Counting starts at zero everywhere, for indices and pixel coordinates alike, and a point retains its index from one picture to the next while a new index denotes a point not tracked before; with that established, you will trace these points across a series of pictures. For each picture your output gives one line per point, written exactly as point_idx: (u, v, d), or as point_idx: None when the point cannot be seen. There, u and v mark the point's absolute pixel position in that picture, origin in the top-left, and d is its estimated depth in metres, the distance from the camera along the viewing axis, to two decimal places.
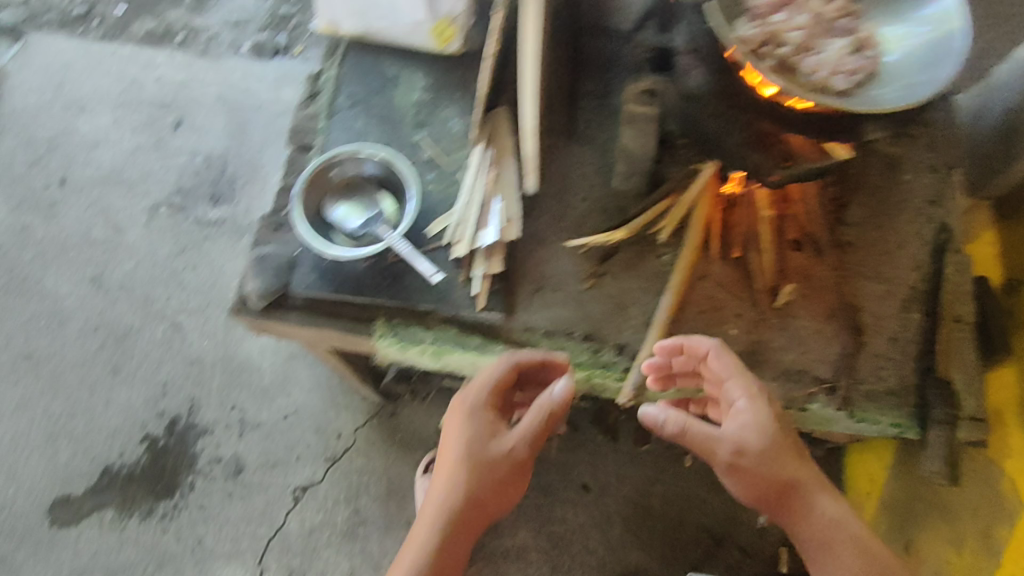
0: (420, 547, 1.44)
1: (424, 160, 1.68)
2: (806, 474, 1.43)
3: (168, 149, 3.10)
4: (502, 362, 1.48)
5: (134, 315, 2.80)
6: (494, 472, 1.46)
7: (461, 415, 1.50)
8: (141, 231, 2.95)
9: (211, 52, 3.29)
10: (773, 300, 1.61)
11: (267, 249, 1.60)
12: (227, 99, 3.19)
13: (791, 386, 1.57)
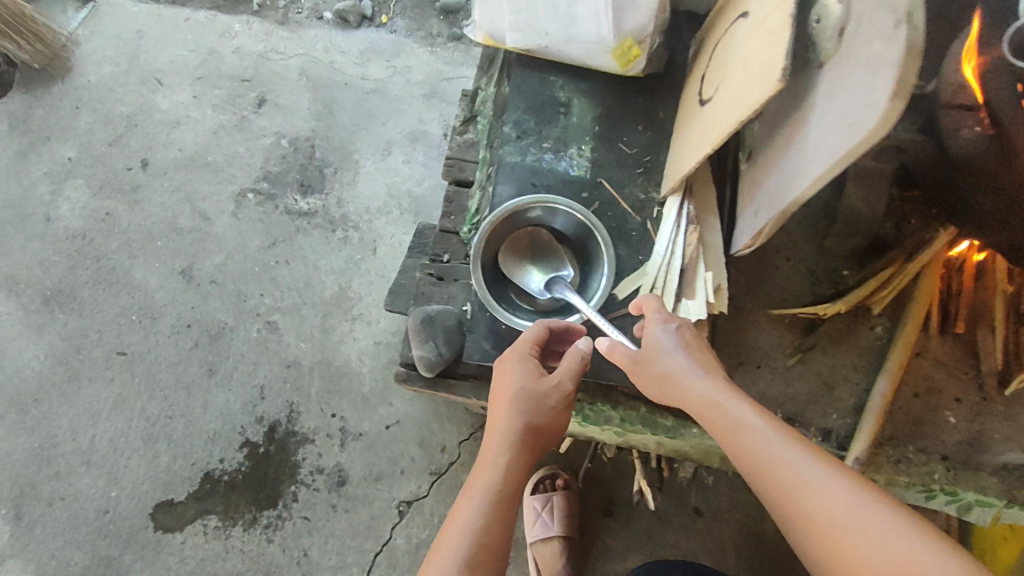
0: (477, 514, 1.07)
1: (606, 206, 1.48)
2: (826, 473, 0.94)
3: (251, 130, 2.57)
4: (534, 324, 1.30)
5: (227, 313, 2.35)
6: (547, 399, 1.19)
7: (513, 359, 1.24)
8: (230, 221, 2.46)
9: (291, 19, 2.71)
10: (1001, 386, 1.44)
11: (434, 308, 1.43)
12: (311, 76, 2.63)
13: (1011, 483, 1.39)
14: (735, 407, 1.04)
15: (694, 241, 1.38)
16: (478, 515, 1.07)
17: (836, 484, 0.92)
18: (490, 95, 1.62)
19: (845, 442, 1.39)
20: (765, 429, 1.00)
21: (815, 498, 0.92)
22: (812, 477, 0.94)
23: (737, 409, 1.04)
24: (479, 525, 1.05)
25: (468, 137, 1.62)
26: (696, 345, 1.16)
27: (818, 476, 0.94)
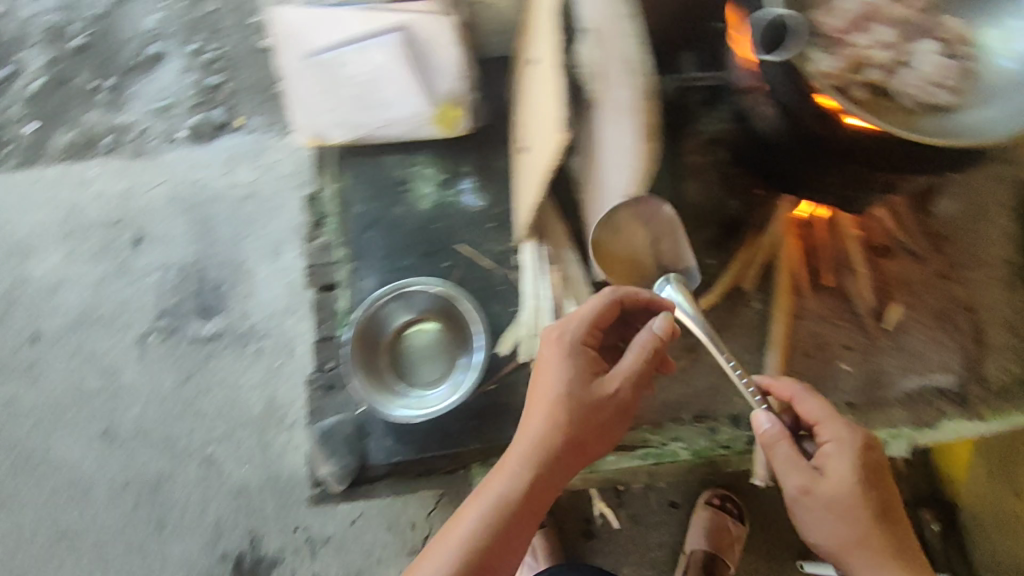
0: (466, 535, 1.09)
1: (467, 270, 1.50)
2: (820, 515, 1.09)
3: (133, 271, 2.27)
4: (601, 298, 1.18)
5: (161, 461, 2.14)
6: (598, 414, 1.13)
7: (560, 352, 1.15)
8: (137, 369, 2.20)
9: (145, 146, 2.34)
10: (880, 322, 1.49)
11: (331, 422, 1.44)
12: (182, 198, 2.30)
13: (918, 408, 1.47)
14: (836, 452, 1.10)
15: (557, 282, 1.40)
16: (478, 533, 1.08)
17: (863, 552, 1.09)
18: (330, 193, 1.61)
19: (754, 422, 1.44)
20: (851, 494, 1.07)
21: (829, 549, 1.11)
22: (851, 535, 1.08)
23: (839, 459, 1.09)
24: (474, 543, 1.08)
25: (320, 241, 1.61)
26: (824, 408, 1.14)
27: (852, 535, 1.08)
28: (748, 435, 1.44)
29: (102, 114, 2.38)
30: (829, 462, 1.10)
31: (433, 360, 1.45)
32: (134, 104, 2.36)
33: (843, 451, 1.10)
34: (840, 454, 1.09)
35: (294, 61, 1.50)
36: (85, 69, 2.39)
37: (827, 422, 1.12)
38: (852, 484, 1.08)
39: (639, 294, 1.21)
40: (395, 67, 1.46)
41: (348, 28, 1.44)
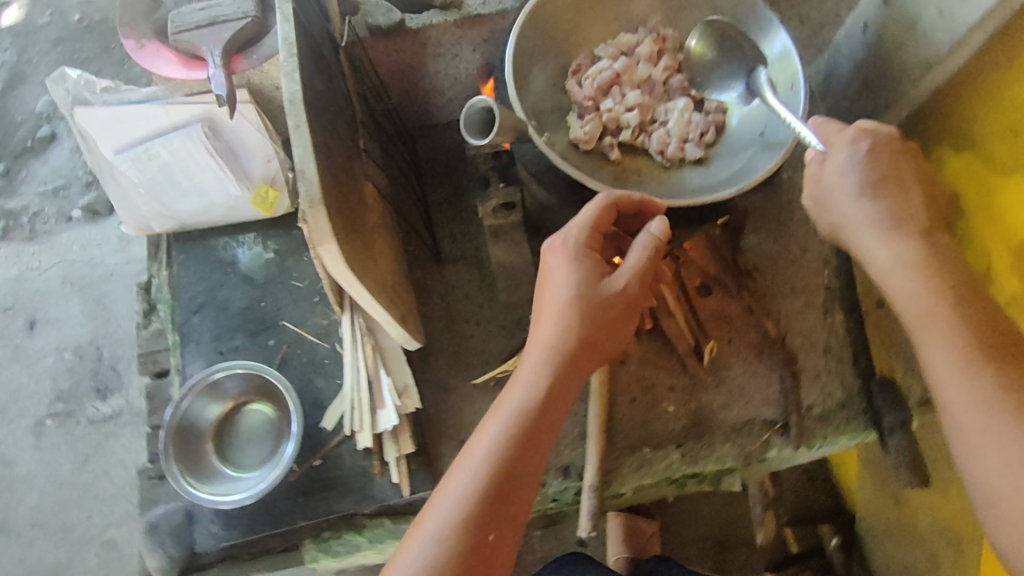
0: (493, 449, 0.97)
1: (292, 345, 1.52)
2: (932, 345, 0.96)
3: (29, 355, 2.68)
4: (593, 202, 1.09)
5: (59, 551, 2.53)
6: (606, 313, 1.03)
7: (566, 259, 1.06)
8: (34, 455, 2.60)
9: (39, 233, 2.77)
10: (700, 360, 1.50)
11: (157, 514, 1.44)
12: (73, 279, 2.72)
13: (745, 442, 1.49)
14: (867, 213, 1.04)
15: (371, 352, 1.40)
16: (503, 445, 0.97)
17: (948, 359, 0.94)
18: (161, 281, 1.62)
19: (582, 473, 1.45)
20: (909, 274, 1.00)
21: (944, 397, 0.93)
22: (919, 301, 0.98)
23: (897, 274, 1.02)
24: (503, 457, 0.96)
25: (153, 327, 1.63)
26: (880, 145, 1.07)
27: (914, 304, 0.99)
28: (577, 485, 1.46)
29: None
30: (891, 284, 1.03)
31: (264, 439, 1.48)
32: (33, 196, 2.78)
33: (888, 236, 1.02)
34: (880, 241, 1.03)
35: (96, 156, 1.47)
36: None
37: (851, 211, 1.06)
38: (907, 269, 1.00)
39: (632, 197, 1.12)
40: (202, 154, 1.46)
41: (149, 121, 1.43)
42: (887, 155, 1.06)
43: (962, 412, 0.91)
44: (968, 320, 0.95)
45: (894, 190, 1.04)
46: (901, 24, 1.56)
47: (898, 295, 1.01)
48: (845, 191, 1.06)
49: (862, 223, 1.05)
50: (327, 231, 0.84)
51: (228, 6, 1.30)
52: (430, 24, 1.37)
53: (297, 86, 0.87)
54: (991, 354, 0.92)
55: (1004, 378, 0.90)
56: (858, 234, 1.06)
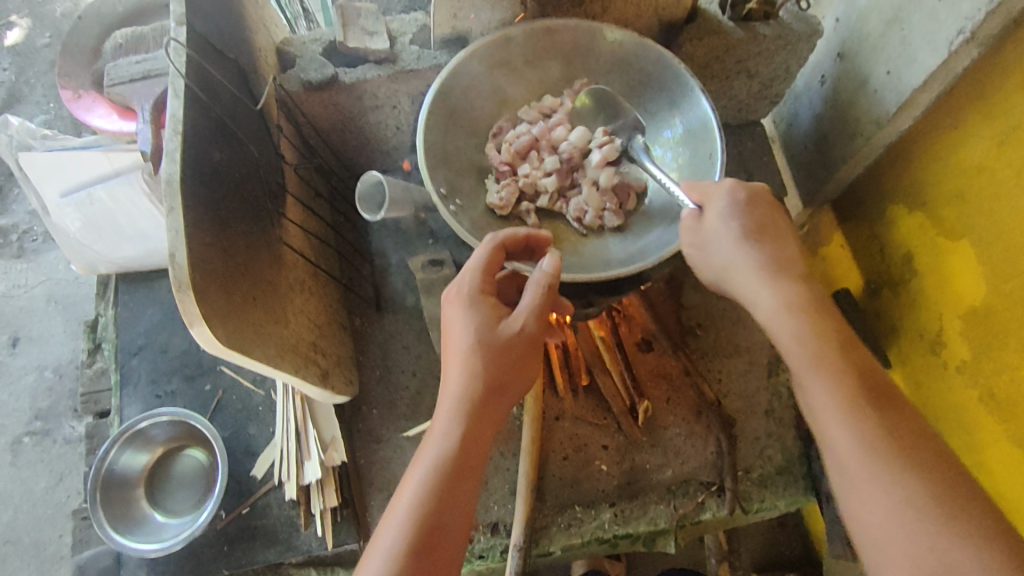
0: (413, 506, 0.90)
1: (228, 389, 1.54)
2: (816, 386, 0.93)
3: (10, 372, 2.40)
4: (483, 248, 1.10)
5: (29, 569, 2.23)
6: (509, 353, 1.02)
7: (462, 304, 1.05)
8: (9, 471, 2.31)
9: (27, 250, 2.53)
10: (636, 418, 1.49)
11: (87, 555, 1.46)
12: (60, 299, 2.48)
13: (680, 503, 1.46)
14: (751, 262, 1.04)
15: (299, 401, 1.42)
16: (425, 500, 0.91)
17: (830, 404, 0.91)
18: (106, 320, 1.64)
19: (511, 529, 1.43)
20: (794, 322, 0.98)
21: (830, 445, 0.90)
22: (807, 354, 0.95)
23: (781, 318, 0.99)
24: (422, 514, 0.90)
25: (97, 366, 1.65)
26: (759, 203, 1.08)
27: (800, 351, 0.96)
28: (505, 543, 1.43)
29: None
30: (774, 329, 1.01)
31: (191, 486, 1.49)
32: (23, 212, 2.56)
33: (770, 282, 1.02)
34: (761, 285, 1.02)
35: (38, 198, 1.45)
36: None
37: (738, 262, 1.05)
38: (793, 314, 0.98)
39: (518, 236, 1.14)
40: (146, 203, 1.46)
41: (91, 167, 1.41)
42: (763, 215, 1.08)
43: (850, 463, 0.87)
44: (849, 365, 0.94)
45: (772, 248, 1.05)
46: (853, 80, 1.55)
47: (783, 345, 0.99)
48: (727, 241, 1.06)
49: (748, 270, 1.04)
50: (200, 313, 0.84)
51: (162, 60, 1.32)
52: (364, 78, 1.35)
53: (176, 167, 0.88)
54: (869, 399, 0.90)
55: (883, 422, 0.88)
56: (741, 280, 1.05)
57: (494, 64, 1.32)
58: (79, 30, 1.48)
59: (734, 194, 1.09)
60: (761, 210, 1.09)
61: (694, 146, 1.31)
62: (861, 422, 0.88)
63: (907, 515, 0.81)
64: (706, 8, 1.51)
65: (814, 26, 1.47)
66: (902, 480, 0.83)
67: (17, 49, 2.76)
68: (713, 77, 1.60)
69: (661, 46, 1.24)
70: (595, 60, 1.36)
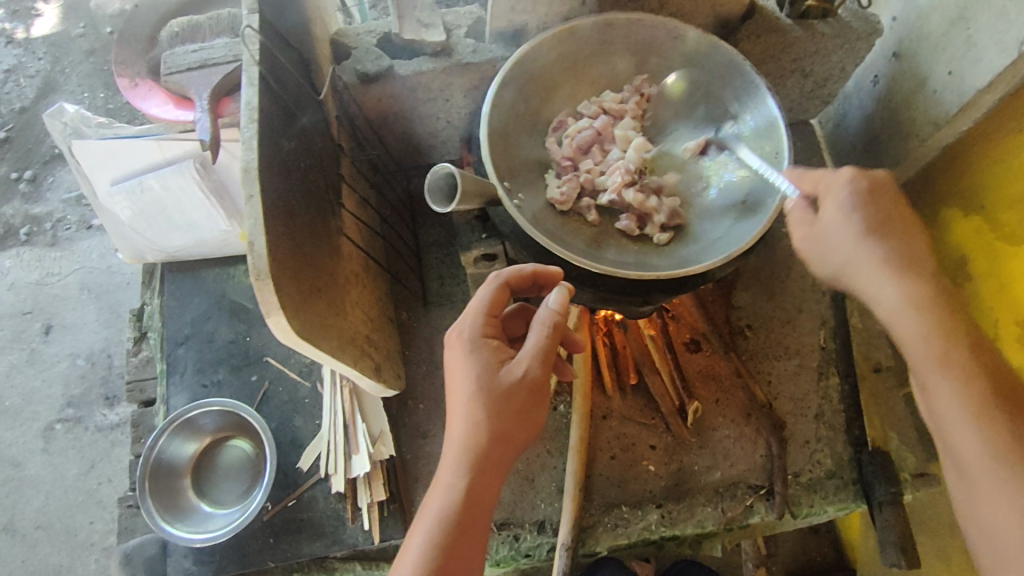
0: (416, 565, 0.88)
1: (274, 381, 1.54)
2: (939, 385, 0.90)
3: (43, 360, 2.42)
4: (487, 287, 1.04)
5: (61, 554, 2.23)
6: (513, 401, 0.94)
7: (462, 350, 0.98)
8: (42, 458, 2.32)
9: (61, 238, 2.54)
10: (684, 419, 1.47)
11: (132, 544, 1.44)
12: (92, 288, 2.49)
13: (728, 506, 1.43)
14: (877, 254, 0.97)
15: (348, 394, 1.42)
16: (430, 557, 0.89)
17: (956, 407, 0.88)
18: (153, 309, 1.65)
19: (557, 528, 1.42)
20: (917, 323, 0.93)
21: (948, 444, 0.89)
22: (934, 351, 0.91)
23: (904, 314, 0.95)
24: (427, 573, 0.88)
25: (142, 355, 1.65)
26: (883, 192, 1.01)
27: (923, 349, 0.92)
28: (551, 541, 1.42)
29: (22, 213, 2.56)
30: (897, 325, 0.96)
31: (238, 477, 1.49)
32: (58, 202, 2.57)
33: (896, 276, 0.96)
34: (884, 280, 0.96)
35: (90, 187, 1.45)
36: (6, 165, 2.61)
37: (859, 256, 0.99)
38: (916, 310, 0.93)
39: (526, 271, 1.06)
40: (196, 193, 1.46)
41: (141, 156, 1.41)
42: (890, 201, 1.01)
43: (970, 469, 0.86)
44: (980, 369, 0.89)
45: (899, 240, 0.98)
46: (910, 80, 1.51)
47: (905, 338, 0.95)
48: (845, 235, 1.00)
49: (870, 261, 0.97)
50: (277, 301, 0.86)
51: (220, 50, 1.31)
52: (419, 71, 1.34)
53: (253, 155, 0.90)
54: (1003, 404, 0.86)
55: (1016, 431, 0.85)
56: (862, 274, 0.99)
57: (559, 57, 1.34)
58: (136, 18, 1.50)
59: (857, 182, 1.02)
60: (887, 195, 1.02)
61: (754, 145, 1.30)
62: (988, 432, 0.85)
63: (1013, 523, 0.81)
64: (763, 5, 1.47)
65: (874, 26, 1.43)
66: (1022, 486, 0.82)
67: (53, 39, 2.78)
68: (767, 75, 1.57)
69: (726, 43, 1.27)
70: (658, 59, 1.37)
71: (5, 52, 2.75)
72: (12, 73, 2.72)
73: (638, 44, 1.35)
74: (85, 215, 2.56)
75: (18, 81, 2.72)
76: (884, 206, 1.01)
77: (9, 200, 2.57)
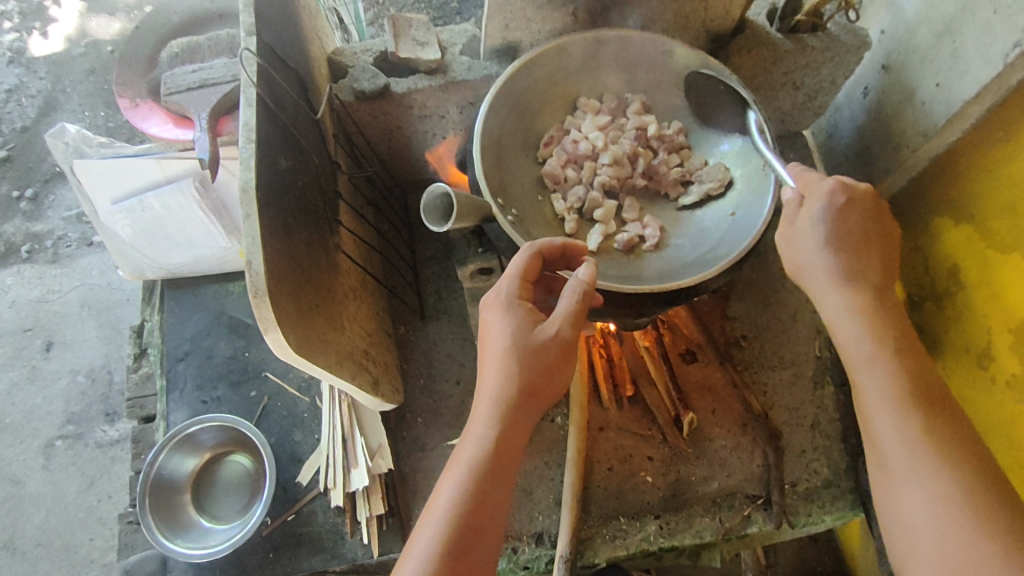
0: (448, 510, 0.90)
1: (274, 396, 1.55)
2: (870, 378, 1.02)
3: (43, 377, 2.42)
4: (522, 252, 1.06)
5: (60, 571, 2.21)
6: (546, 360, 0.98)
7: (499, 310, 1.01)
8: (43, 475, 2.31)
9: (62, 255, 2.55)
10: (680, 429, 1.48)
11: (132, 560, 1.45)
12: (92, 304, 2.50)
13: (724, 516, 1.43)
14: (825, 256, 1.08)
15: (347, 408, 1.42)
16: (461, 503, 0.91)
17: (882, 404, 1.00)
18: (152, 326, 1.66)
19: (556, 540, 1.42)
20: (861, 326, 1.03)
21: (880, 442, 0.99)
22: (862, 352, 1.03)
23: (878, 367, 1.01)
24: (458, 517, 0.90)
25: (143, 371, 1.67)
26: (855, 205, 1.09)
27: (862, 348, 1.03)
28: (550, 553, 1.42)
29: (23, 231, 2.58)
30: (838, 330, 1.06)
31: (238, 492, 1.50)
32: (59, 219, 2.59)
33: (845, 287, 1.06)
34: (835, 299, 1.06)
35: (90, 206, 1.47)
36: (8, 183, 2.63)
37: (818, 262, 1.09)
38: (854, 318, 1.04)
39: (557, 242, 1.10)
40: (195, 209, 1.47)
41: (142, 175, 1.42)
42: (857, 215, 1.10)
43: (895, 455, 0.96)
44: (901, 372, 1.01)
45: (860, 258, 1.08)
46: (899, 92, 1.53)
47: (846, 344, 1.05)
48: (811, 238, 1.09)
49: (823, 271, 1.08)
50: (275, 318, 0.88)
51: (219, 69, 1.36)
52: (415, 88, 1.37)
53: (251, 175, 0.92)
54: (920, 401, 0.97)
55: (931, 426, 0.96)
56: (838, 317, 1.06)
57: (550, 70, 1.37)
58: (135, 40, 1.54)
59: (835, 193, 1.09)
60: (857, 210, 1.09)
61: (747, 161, 1.33)
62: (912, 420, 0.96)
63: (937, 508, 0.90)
64: (753, 20, 1.49)
65: (863, 38, 1.45)
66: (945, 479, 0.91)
67: (55, 58, 2.81)
68: (759, 89, 1.59)
69: (710, 59, 1.30)
70: (648, 74, 1.40)
71: (7, 71, 2.79)
72: (13, 92, 2.76)
73: (626, 57, 1.38)
74: (86, 232, 2.57)
75: (20, 100, 2.75)
76: (847, 226, 1.08)
77: (11, 219, 2.59)
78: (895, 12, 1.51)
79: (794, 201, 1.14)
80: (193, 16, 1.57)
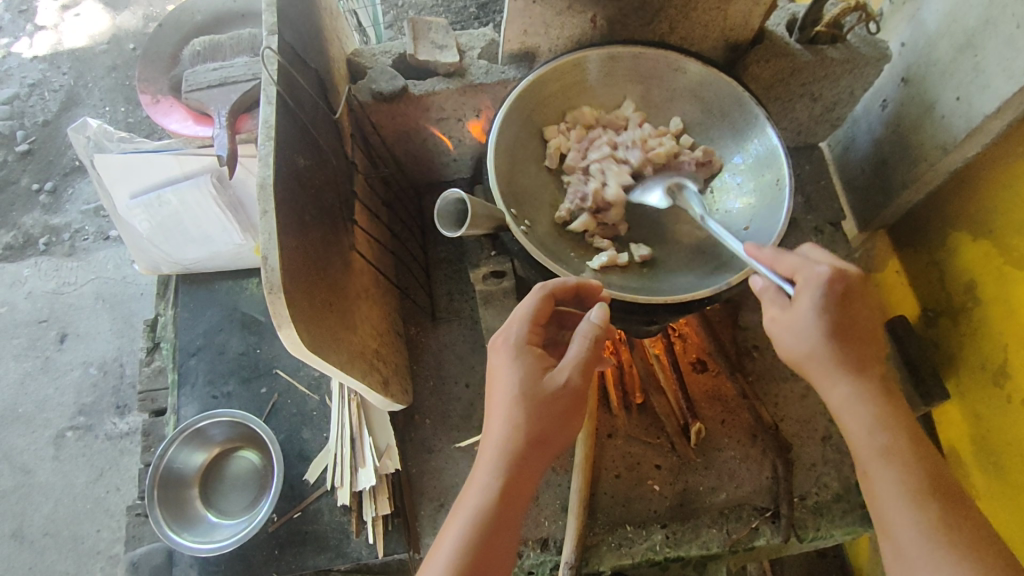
0: (452, 559, 0.90)
1: (284, 394, 1.56)
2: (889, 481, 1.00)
3: (56, 368, 2.45)
4: (533, 295, 1.05)
5: (66, 561, 2.23)
6: (553, 407, 0.97)
7: (508, 354, 1.00)
8: (53, 465, 2.33)
9: (78, 248, 2.58)
10: (689, 440, 1.47)
11: (139, 552, 1.45)
12: (107, 297, 2.52)
13: (732, 528, 1.42)
14: (813, 327, 1.00)
15: (356, 407, 1.43)
16: (464, 553, 0.91)
17: (899, 494, 0.99)
18: (165, 320, 1.67)
19: (561, 546, 1.41)
20: (866, 411, 1.03)
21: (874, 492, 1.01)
22: (884, 445, 1.02)
23: (860, 410, 1.03)
24: (461, 569, 0.90)
25: (155, 364, 1.68)
26: (855, 293, 1.00)
27: (873, 443, 1.02)
28: (555, 559, 1.41)
29: (41, 224, 2.61)
30: (848, 420, 1.04)
31: (246, 488, 1.50)
32: (77, 212, 2.62)
33: (855, 378, 1.03)
34: (840, 378, 1.03)
35: (109, 200, 1.49)
36: (28, 176, 2.66)
37: (824, 359, 1.03)
38: (862, 406, 1.03)
39: (569, 284, 1.08)
40: (211, 205, 1.49)
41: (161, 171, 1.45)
42: (859, 303, 1.00)
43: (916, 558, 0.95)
44: (919, 467, 1.00)
45: (856, 343, 1.03)
46: (918, 106, 1.52)
47: (858, 437, 1.04)
48: (810, 335, 1.01)
49: (824, 359, 1.02)
50: (289, 316, 0.88)
51: (240, 68, 1.38)
52: (433, 91, 1.37)
53: (269, 172, 0.93)
54: (934, 495, 0.98)
55: (947, 521, 0.96)
56: (817, 372, 1.05)
57: (564, 85, 1.38)
58: (159, 37, 1.57)
59: (833, 282, 0.99)
60: (856, 297, 1.00)
61: (759, 173, 1.33)
62: (906, 472, 1.00)
63: None
64: (773, 30, 1.49)
65: (883, 51, 1.45)
66: None
67: (77, 54, 2.85)
68: (777, 99, 1.58)
69: (723, 76, 1.32)
70: (660, 89, 1.41)
71: (30, 67, 2.83)
72: (36, 86, 2.79)
73: (639, 73, 1.40)
74: (102, 226, 2.60)
75: (42, 95, 2.78)
76: (850, 309, 1.00)
77: (30, 212, 2.62)
78: (916, 26, 1.50)
79: (780, 292, 1.06)
80: (215, 14, 1.60)
